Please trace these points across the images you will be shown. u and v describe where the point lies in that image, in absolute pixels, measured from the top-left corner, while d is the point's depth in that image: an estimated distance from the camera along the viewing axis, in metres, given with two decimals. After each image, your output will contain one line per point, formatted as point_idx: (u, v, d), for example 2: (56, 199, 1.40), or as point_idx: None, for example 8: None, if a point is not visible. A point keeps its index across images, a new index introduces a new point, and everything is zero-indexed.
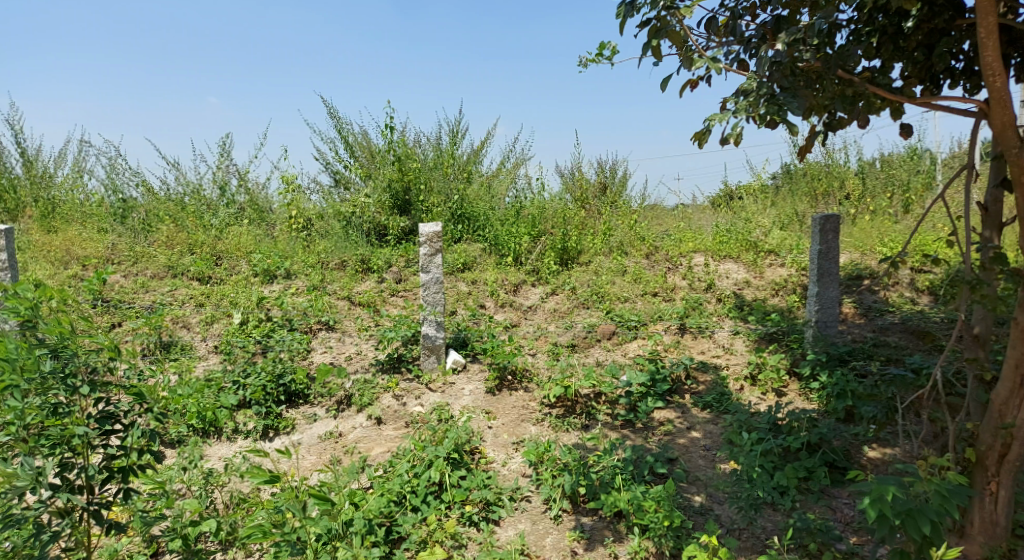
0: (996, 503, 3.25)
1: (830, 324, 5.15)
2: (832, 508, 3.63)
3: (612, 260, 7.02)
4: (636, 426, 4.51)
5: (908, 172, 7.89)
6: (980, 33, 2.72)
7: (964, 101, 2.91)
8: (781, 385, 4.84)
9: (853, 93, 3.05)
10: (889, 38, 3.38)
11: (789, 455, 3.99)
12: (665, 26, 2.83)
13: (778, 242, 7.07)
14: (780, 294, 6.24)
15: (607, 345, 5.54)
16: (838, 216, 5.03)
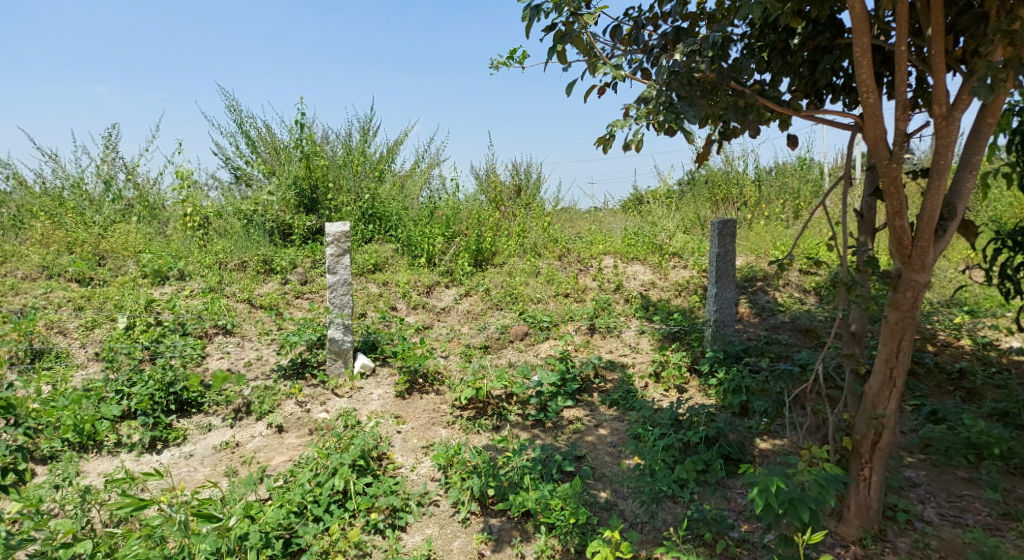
0: (869, 488, 3.52)
1: (728, 323, 5.41)
2: (727, 499, 3.81)
3: (526, 262, 7.07)
4: (545, 426, 4.57)
5: (799, 180, 8.42)
6: (856, 53, 2.92)
7: (841, 115, 3.13)
8: (683, 382, 5.04)
9: (745, 104, 3.17)
10: (778, 54, 3.59)
11: (689, 449, 4.15)
12: (570, 32, 2.87)
13: (681, 245, 7.36)
14: (682, 294, 6.50)
15: (519, 346, 5.59)
16: (735, 221, 5.30)
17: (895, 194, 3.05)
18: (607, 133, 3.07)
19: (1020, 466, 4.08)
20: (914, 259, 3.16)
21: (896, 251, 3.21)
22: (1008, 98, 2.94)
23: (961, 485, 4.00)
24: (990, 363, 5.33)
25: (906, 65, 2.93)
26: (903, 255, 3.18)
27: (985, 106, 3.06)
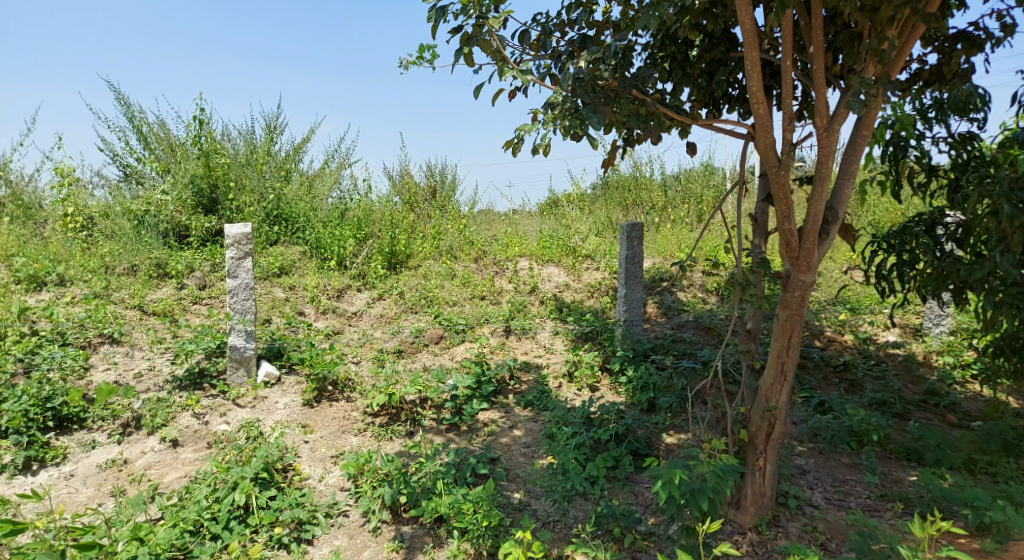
0: (764, 477, 3.71)
1: (636, 323, 5.58)
2: (636, 493, 3.92)
3: (441, 264, 7.02)
4: (460, 429, 4.55)
5: (704, 186, 8.78)
6: (747, 65, 3.09)
7: (735, 124, 3.30)
8: (595, 380, 5.14)
9: (646, 112, 3.28)
10: (678, 65, 3.76)
11: (600, 446, 4.24)
12: (476, 34, 2.85)
13: (594, 247, 7.52)
14: (595, 295, 6.65)
15: (434, 350, 5.53)
16: (642, 224, 5.49)
17: (783, 199, 3.25)
18: (515, 137, 3.07)
19: (895, 451, 4.44)
20: (801, 260, 3.37)
21: (785, 253, 3.42)
22: (880, 112, 3.19)
23: (844, 470, 4.31)
24: (870, 357, 5.78)
25: (791, 79, 3.12)
26: (792, 257, 3.38)
27: (861, 119, 3.30)
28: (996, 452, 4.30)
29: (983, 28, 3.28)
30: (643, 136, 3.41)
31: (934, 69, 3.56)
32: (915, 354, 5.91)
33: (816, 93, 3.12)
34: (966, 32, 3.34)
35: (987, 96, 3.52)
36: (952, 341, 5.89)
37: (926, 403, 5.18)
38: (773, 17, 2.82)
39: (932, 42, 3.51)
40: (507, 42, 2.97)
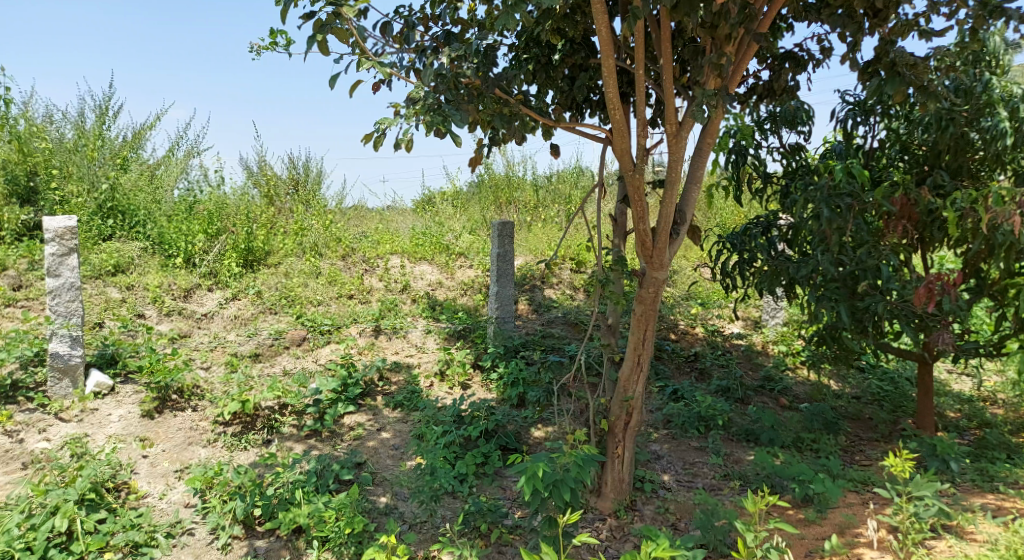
0: (622, 464, 3.89)
1: (508, 320, 5.64)
2: (503, 488, 3.95)
3: (305, 261, 6.69)
4: (323, 435, 4.36)
5: (572, 187, 9.01)
6: (603, 72, 3.19)
7: (594, 128, 3.41)
8: (466, 378, 5.13)
9: (510, 112, 3.29)
10: (542, 68, 3.81)
11: (469, 444, 4.24)
12: (331, 21, 2.68)
13: (467, 245, 7.49)
14: (468, 293, 6.64)
15: (295, 352, 5.27)
16: (512, 223, 5.57)
17: (638, 201, 3.40)
18: (375, 129, 2.74)
19: (737, 433, 4.82)
20: (654, 259, 3.55)
21: (640, 252, 3.59)
22: (722, 122, 3.42)
23: (694, 453, 4.62)
24: (717, 347, 6.24)
25: (644, 87, 3.27)
26: (646, 255, 3.55)
27: (705, 127, 3.53)
28: (819, 430, 4.79)
29: (807, 50, 3.63)
30: (508, 136, 3.43)
31: (767, 84, 3.89)
32: (755, 344, 6.46)
33: (666, 102, 3.29)
34: (793, 52, 3.68)
35: (808, 108, 4.20)
36: (785, 331, 6.51)
37: (763, 388, 5.67)
38: (624, 26, 2.93)
39: (765, 60, 3.83)
40: (366, 31, 2.81)
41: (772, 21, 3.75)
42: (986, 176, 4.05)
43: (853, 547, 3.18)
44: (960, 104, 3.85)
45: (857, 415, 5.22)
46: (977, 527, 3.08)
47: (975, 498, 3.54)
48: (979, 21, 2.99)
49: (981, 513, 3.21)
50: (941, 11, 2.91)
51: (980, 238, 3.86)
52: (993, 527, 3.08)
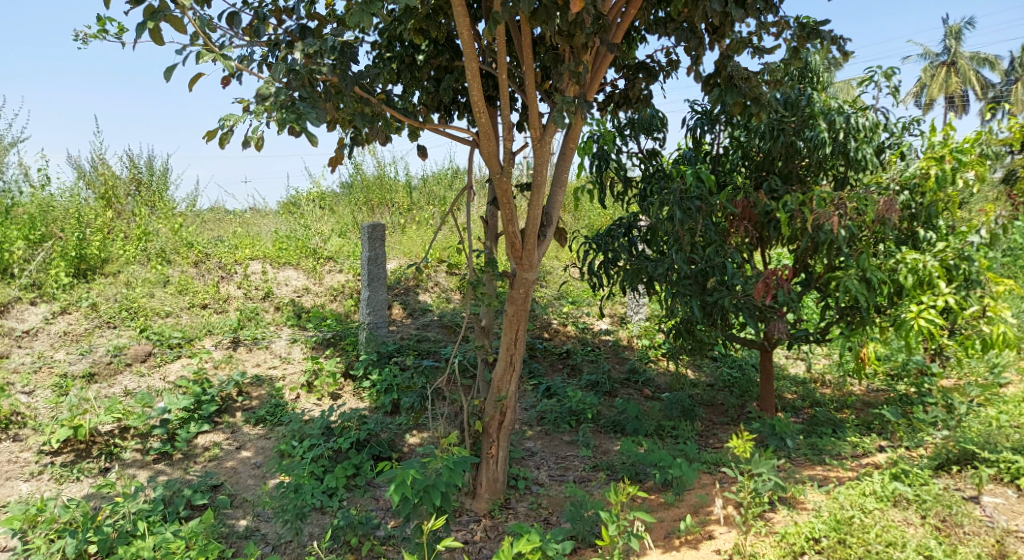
0: (496, 464, 3.93)
1: (381, 325, 5.46)
2: (376, 498, 3.83)
3: (150, 269, 6.14)
4: (173, 459, 4.04)
5: (447, 188, 8.95)
6: (468, 75, 3.20)
7: (461, 130, 3.41)
8: (336, 388, 4.94)
9: (372, 112, 3.20)
10: (406, 67, 3.75)
11: (340, 456, 4.07)
12: (163, 8, 2.42)
13: (335, 249, 7.21)
14: (337, 299, 6.40)
15: (139, 370, 4.82)
16: (383, 226, 5.46)
17: (507, 204, 3.44)
18: (219, 128, 2.51)
19: (604, 426, 5.02)
20: (524, 260, 3.61)
21: (511, 253, 3.63)
22: (583, 127, 3.55)
23: (565, 448, 4.76)
24: (587, 344, 6.50)
25: (507, 92, 3.32)
26: (516, 257, 3.61)
27: (568, 132, 3.64)
28: (677, 417, 5.11)
29: (657, 61, 3.85)
30: (371, 136, 3.34)
31: (623, 93, 4.07)
32: (621, 339, 6.76)
33: (530, 106, 3.36)
34: (645, 63, 3.90)
35: (662, 116, 4.48)
36: (648, 326, 6.86)
37: (629, 380, 5.97)
38: (485, 31, 2.95)
39: (621, 69, 4.01)
40: (207, 21, 2.58)
41: (626, 32, 3.95)
42: (811, 181, 4.52)
43: (705, 525, 3.42)
44: (788, 116, 4.26)
45: (711, 401, 5.64)
46: (807, 497, 3.42)
47: (807, 470, 3.93)
48: (801, 41, 3.32)
49: (810, 484, 3.56)
50: (769, 30, 3.20)
51: (808, 237, 4.29)
52: (820, 495, 3.42)
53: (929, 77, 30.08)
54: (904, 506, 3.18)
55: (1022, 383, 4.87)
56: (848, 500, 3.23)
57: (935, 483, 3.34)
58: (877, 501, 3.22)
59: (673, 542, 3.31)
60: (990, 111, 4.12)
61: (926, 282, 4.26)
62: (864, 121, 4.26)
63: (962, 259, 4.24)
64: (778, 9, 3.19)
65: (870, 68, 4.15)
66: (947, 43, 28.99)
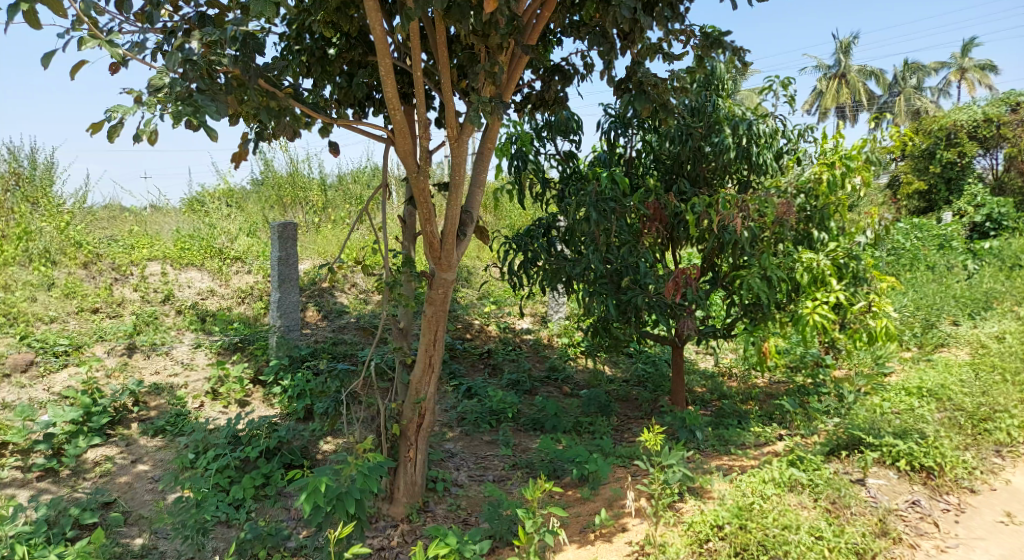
0: (415, 467, 3.87)
1: (293, 328, 5.31)
2: (287, 508, 3.69)
3: (32, 271, 5.69)
4: (59, 476, 3.77)
5: (365, 186, 8.75)
6: (381, 71, 3.14)
7: (375, 127, 3.34)
8: (244, 395, 4.73)
9: (278, 107, 3.07)
10: (316, 62, 3.60)
11: (248, 465, 3.90)
12: None
13: (244, 249, 6.90)
14: (246, 302, 6.14)
15: (19, 381, 4.45)
16: (295, 225, 5.29)
17: (424, 203, 3.40)
18: (105, 120, 2.33)
19: (524, 424, 5.07)
20: (443, 260, 3.57)
21: (428, 253, 3.59)
22: (500, 127, 3.55)
23: (485, 448, 4.76)
24: (509, 343, 6.53)
25: (423, 89, 3.29)
26: (434, 257, 3.57)
27: (485, 132, 3.64)
28: (594, 413, 5.22)
29: (572, 64, 3.92)
30: (278, 132, 3.21)
31: (540, 94, 4.11)
32: (541, 338, 6.84)
33: (446, 105, 3.33)
34: (560, 66, 3.95)
35: (578, 119, 4.57)
36: (568, 324, 6.97)
37: (549, 378, 6.05)
38: (398, 27, 2.90)
39: (537, 71, 4.04)
40: (91, 5, 2.39)
41: (541, 34, 3.99)
42: (718, 184, 4.72)
43: (619, 517, 3.51)
44: (695, 122, 4.44)
45: (626, 397, 5.79)
46: (714, 486, 3.56)
47: (715, 460, 4.11)
48: (706, 50, 3.46)
49: (716, 474, 3.71)
50: (677, 38, 3.31)
51: (714, 237, 4.48)
52: (724, 484, 3.57)
53: (823, 87, 32.14)
54: (799, 491, 3.38)
55: (904, 371, 5.29)
56: (749, 488, 3.39)
57: (826, 468, 3.57)
58: (776, 487, 3.40)
59: (588, 536, 3.38)
60: (875, 120, 4.43)
61: (819, 279, 4.52)
62: (764, 128, 4.49)
63: (851, 258, 4.58)
64: (684, 18, 3.31)
65: (769, 77, 4.37)
66: (839, 57, 31.05)
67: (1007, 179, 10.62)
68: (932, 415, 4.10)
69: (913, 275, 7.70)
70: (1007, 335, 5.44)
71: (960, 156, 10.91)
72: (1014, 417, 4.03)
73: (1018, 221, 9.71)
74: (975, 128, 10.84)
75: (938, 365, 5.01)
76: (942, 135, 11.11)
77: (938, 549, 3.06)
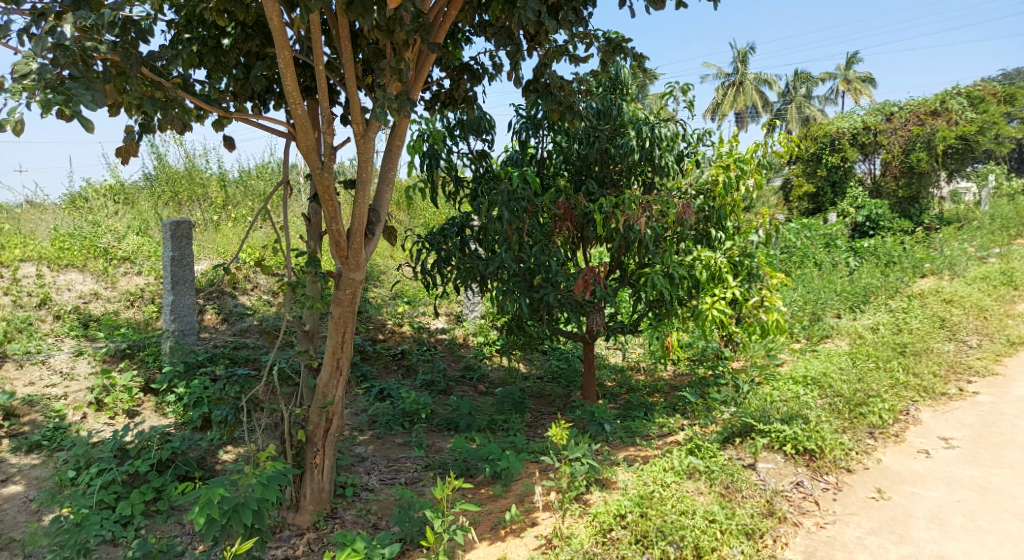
0: (322, 473, 3.77)
1: (189, 331, 5.05)
2: (182, 523, 3.50)
3: None
4: None
5: (268, 183, 8.42)
6: (280, 64, 3.03)
7: (275, 121, 3.22)
8: (133, 405, 4.45)
9: (165, 98, 2.90)
10: (209, 51, 3.43)
11: (137, 479, 3.68)
12: None
13: (133, 248, 6.48)
14: (135, 305, 5.78)
15: None
16: (189, 223, 5.04)
17: (329, 201, 3.31)
18: None
19: (437, 424, 5.04)
20: (350, 259, 3.49)
21: (335, 253, 3.50)
22: (408, 125, 3.51)
23: (397, 450, 4.69)
24: (423, 344, 6.47)
25: (326, 84, 3.20)
26: (341, 256, 3.48)
27: (393, 129, 3.58)
28: (508, 411, 5.25)
29: (480, 63, 3.93)
30: (166, 124, 3.03)
31: (449, 93, 4.10)
32: (456, 337, 6.82)
33: (350, 101, 3.26)
34: (468, 65, 3.96)
35: (489, 119, 4.58)
36: (482, 323, 6.99)
37: (463, 377, 6.04)
38: (298, 19, 2.81)
39: (445, 69, 4.03)
40: None
41: (450, 33, 3.97)
42: (624, 185, 4.87)
43: (529, 512, 3.56)
44: (601, 124, 4.55)
45: (540, 393, 5.88)
46: (618, 477, 3.66)
47: (622, 452, 4.24)
48: (609, 54, 3.55)
49: (621, 465, 3.83)
50: (581, 42, 3.38)
51: (620, 236, 4.62)
52: (628, 475, 3.69)
53: (723, 94, 33.81)
54: (696, 478, 3.55)
55: (793, 361, 5.65)
56: (651, 478, 3.51)
57: (721, 454, 3.77)
58: (675, 475, 3.56)
59: (499, 532, 3.41)
60: (767, 126, 4.69)
61: (717, 276, 4.77)
62: (666, 131, 4.65)
63: (745, 256, 4.90)
64: (588, 22, 3.39)
65: (670, 83, 4.55)
66: (737, 65, 32.74)
67: (883, 183, 11.54)
68: (815, 402, 4.40)
69: (803, 271, 8.23)
70: (881, 326, 5.92)
71: (843, 161, 11.74)
72: (884, 401, 4.40)
73: (893, 222, 10.63)
74: (856, 135, 11.66)
75: (823, 355, 5.39)
76: (827, 141, 11.94)
77: (817, 525, 3.31)
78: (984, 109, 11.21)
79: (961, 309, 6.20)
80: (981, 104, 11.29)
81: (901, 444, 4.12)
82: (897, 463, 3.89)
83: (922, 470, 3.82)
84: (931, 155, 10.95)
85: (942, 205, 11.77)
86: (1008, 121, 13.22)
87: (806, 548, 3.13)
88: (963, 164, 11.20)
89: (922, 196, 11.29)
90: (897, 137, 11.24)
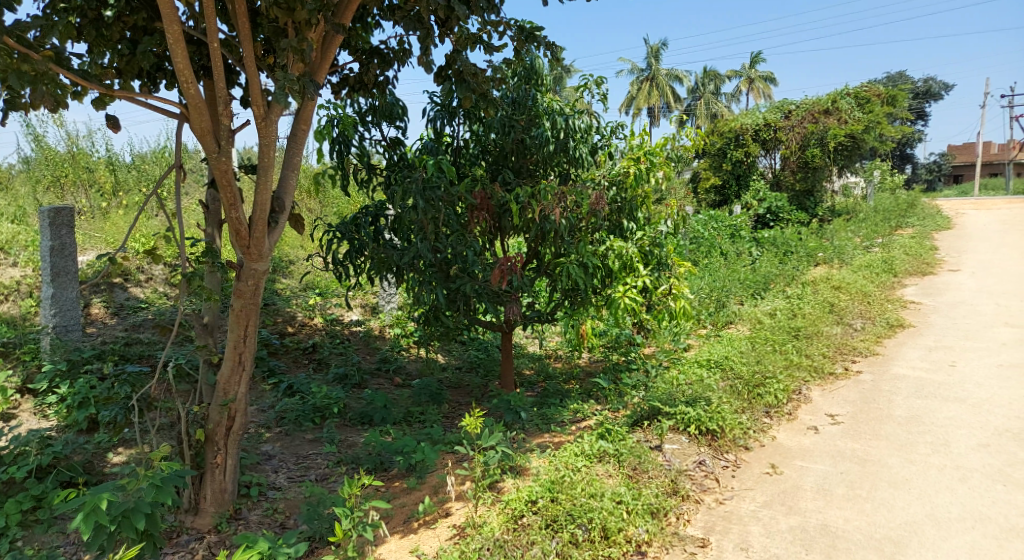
0: (223, 473, 3.59)
1: (72, 327, 4.71)
2: (65, 532, 3.25)
3: None
4: None
5: (164, 168, 7.91)
6: (169, 40, 2.84)
7: (165, 101, 3.02)
8: (8, 407, 4.09)
9: (36, 73, 2.65)
10: (90, 24, 3.17)
11: (13, 487, 3.38)
12: None
13: (8, 236, 5.94)
14: (10, 300, 5.30)
15: None
16: (70, 210, 4.67)
17: (227, 187, 3.14)
18: None
19: (350, 418, 4.91)
20: (252, 249, 3.32)
21: (235, 242, 3.32)
22: (313, 109, 3.37)
23: (306, 446, 4.54)
24: (336, 336, 6.30)
25: (221, 63, 3.03)
26: (242, 245, 3.31)
27: (298, 113, 3.44)
28: (424, 402, 5.19)
29: (390, 48, 3.83)
30: (38, 101, 2.78)
31: (358, 77, 3.97)
32: (372, 329, 6.69)
33: (249, 82, 3.09)
34: (378, 49, 3.85)
35: (403, 105, 4.48)
36: (399, 315, 6.90)
37: (379, 369, 5.93)
38: None
39: (354, 52, 3.90)
40: None
41: (358, 15, 3.84)
42: (540, 175, 4.89)
43: (442, 503, 3.54)
44: (517, 114, 4.55)
45: (457, 384, 5.84)
46: (531, 465, 3.66)
47: (537, 438, 4.27)
48: (521, 43, 3.54)
49: (534, 451, 3.86)
50: (492, 29, 3.35)
51: (535, 227, 4.62)
52: (541, 463, 3.71)
53: (636, 89, 34.71)
54: (606, 461, 3.63)
55: (699, 346, 5.89)
56: (562, 463, 3.56)
57: (630, 437, 3.89)
58: (586, 459, 3.63)
59: (412, 525, 3.36)
60: (677, 121, 4.81)
61: (628, 265, 4.87)
62: (579, 123, 4.70)
63: (655, 245, 5.04)
64: (499, 9, 3.36)
65: (584, 75, 4.60)
66: (649, 60, 33.69)
67: (782, 177, 12.19)
68: (717, 384, 4.61)
69: (709, 261, 8.60)
70: (778, 311, 6.27)
71: (746, 156, 12.32)
72: (780, 382, 4.66)
73: (791, 214, 11.31)
74: (757, 131, 12.22)
75: (725, 339, 5.65)
76: (732, 135, 12.47)
77: (717, 502, 3.46)
78: (870, 109, 12.01)
79: (848, 295, 6.65)
80: (867, 104, 12.09)
81: (794, 421, 4.37)
82: (790, 440, 4.13)
83: (811, 445, 4.07)
84: (824, 151, 11.66)
85: (834, 198, 12.58)
86: (892, 120, 14.23)
87: (706, 523, 3.27)
88: (852, 160, 11.99)
89: (817, 189, 12.01)
90: (795, 134, 11.89)
